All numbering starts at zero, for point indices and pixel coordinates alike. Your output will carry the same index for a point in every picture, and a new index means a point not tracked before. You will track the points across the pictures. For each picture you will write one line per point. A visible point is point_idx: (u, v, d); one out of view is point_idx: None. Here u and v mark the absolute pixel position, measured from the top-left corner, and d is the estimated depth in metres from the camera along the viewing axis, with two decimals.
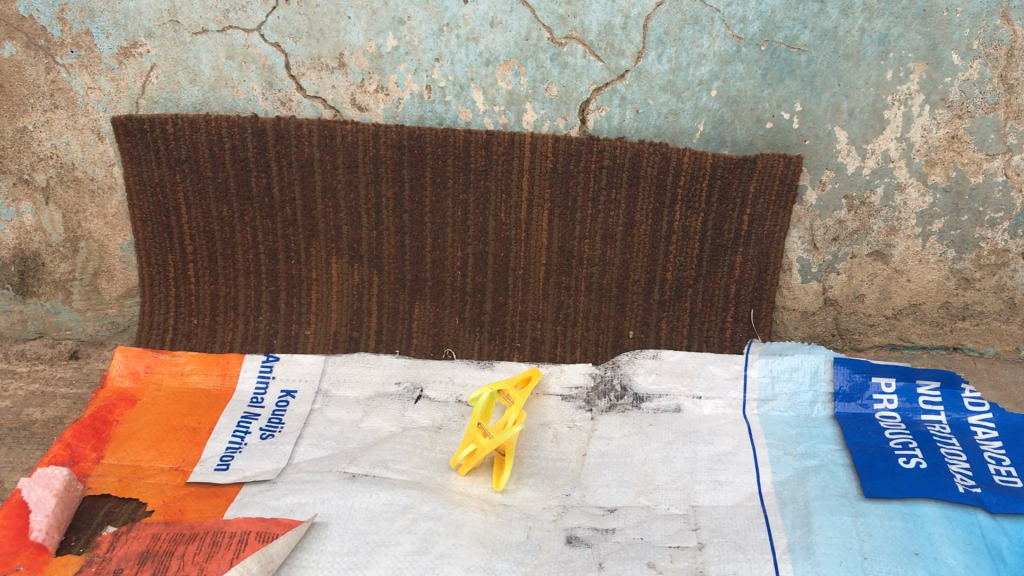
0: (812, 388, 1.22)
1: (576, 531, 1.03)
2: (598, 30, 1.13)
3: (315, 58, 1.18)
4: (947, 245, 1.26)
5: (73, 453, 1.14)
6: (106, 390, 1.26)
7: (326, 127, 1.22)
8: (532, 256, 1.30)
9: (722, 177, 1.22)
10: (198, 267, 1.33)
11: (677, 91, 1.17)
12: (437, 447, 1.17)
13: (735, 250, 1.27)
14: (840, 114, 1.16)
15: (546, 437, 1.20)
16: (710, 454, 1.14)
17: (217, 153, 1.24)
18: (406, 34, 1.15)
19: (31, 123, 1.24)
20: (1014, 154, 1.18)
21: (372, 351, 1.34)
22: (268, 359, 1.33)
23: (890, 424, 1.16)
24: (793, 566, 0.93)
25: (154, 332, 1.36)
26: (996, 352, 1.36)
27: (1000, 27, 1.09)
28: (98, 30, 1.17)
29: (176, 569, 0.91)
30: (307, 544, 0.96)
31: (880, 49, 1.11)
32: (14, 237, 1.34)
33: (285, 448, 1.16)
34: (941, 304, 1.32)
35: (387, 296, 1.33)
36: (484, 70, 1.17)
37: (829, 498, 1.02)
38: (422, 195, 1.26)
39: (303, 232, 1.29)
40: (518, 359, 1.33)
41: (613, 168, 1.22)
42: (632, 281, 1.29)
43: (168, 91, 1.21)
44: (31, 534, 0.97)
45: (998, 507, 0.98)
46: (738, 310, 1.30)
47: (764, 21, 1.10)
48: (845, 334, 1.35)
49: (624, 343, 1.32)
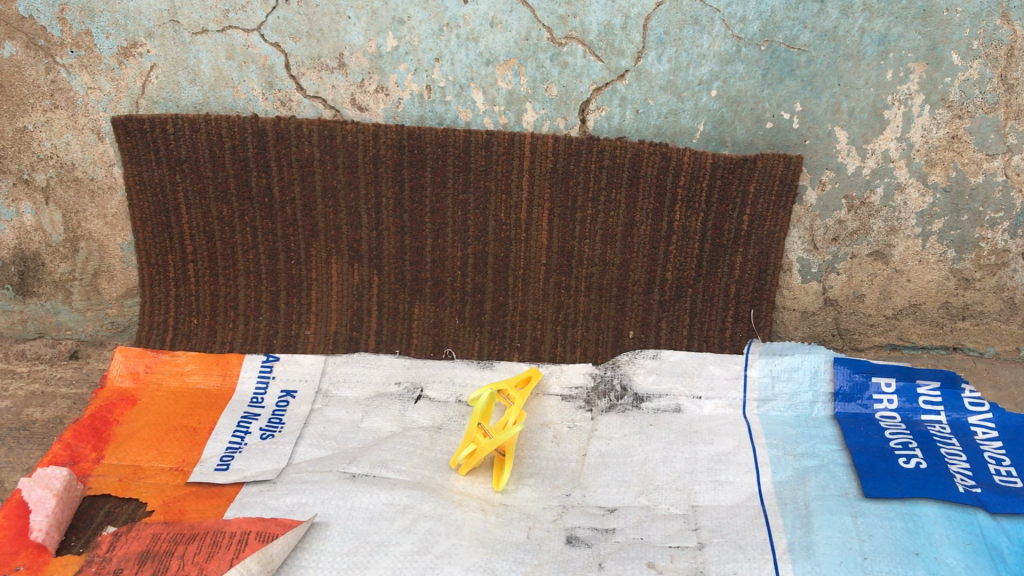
0: (812, 388, 1.22)
1: (576, 531, 1.03)
2: (598, 30, 1.13)
3: (315, 58, 1.18)
4: (948, 245, 1.26)
5: (73, 453, 1.14)
6: (106, 390, 1.26)
7: (326, 127, 1.22)
8: (532, 256, 1.30)
9: (721, 177, 1.22)
10: (198, 267, 1.33)
11: (677, 91, 1.17)
12: (437, 447, 1.17)
13: (735, 250, 1.27)
14: (840, 114, 1.16)
15: (546, 437, 1.20)
16: (710, 454, 1.14)
17: (217, 153, 1.24)
18: (406, 34, 1.15)
19: (31, 123, 1.24)
20: (1014, 154, 1.18)
21: (372, 352, 1.34)
22: (269, 359, 1.33)
23: (890, 425, 1.16)
24: (793, 566, 0.93)
25: (154, 332, 1.36)
26: (996, 352, 1.36)
27: (1000, 27, 1.09)
28: (98, 31, 1.17)
29: (176, 569, 0.91)
30: (307, 544, 0.96)
31: (880, 49, 1.11)
32: (14, 237, 1.34)
33: (285, 448, 1.16)
34: (941, 304, 1.32)
35: (388, 297, 1.33)
36: (484, 70, 1.17)
37: (829, 498, 1.03)
38: (422, 194, 1.26)
39: (302, 232, 1.29)
40: (518, 360, 1.33)
41: (613, 168, 1.22)
42: (632, 281, 1.29)
43: (168, 91, 1.21)
44: (32, 534, 0.97)
45: (997, 507, 0.98)
46: (738, 310, 1.30)
47: (764, 21, 1.10)
48: (844, 334, 1.35)
49: (624, 343, 1.32)
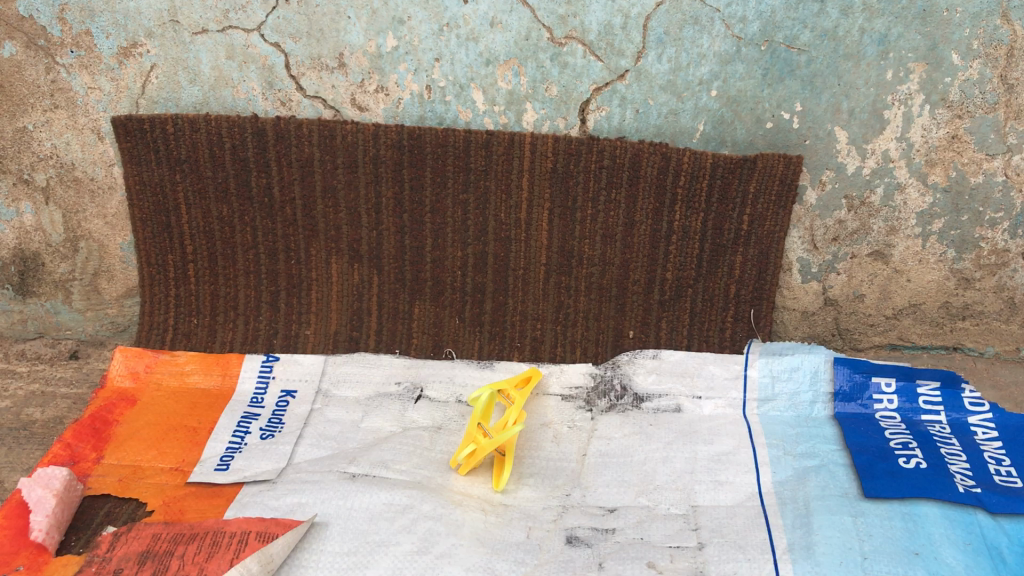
0: (812, 388, 1.22)
1: (576, 531, 1.03)
2: (598, 30, 1.13)
3: (315, 58, 1.18)
4: (948, 245, 1.26)
5: (73, 453, 1.13)
6: (106, 390, 1.26)
7: (326, 127, 1.22)
8: (532, 256, 1.30)
9: (721, 177, 1.22)
10: (198, 267, 1.33)
11: (677, 91, 1.17)
12: (437, 447, 1.17)
13: (735, 250, 1.27)
14: (840, 113, 1.16)
15: (546, 437, 1.20)
16: (710, 454, 1.14)
17: (217, 153, 1.24)
18: (406, 34, 1.15)
19: (31, 123, 1.24)
20: (1014, 154, 1.18)
21: (372, 352, 1.34)
22: (268, 359, 1.33)
23: (890, 424, 1.16)
24: (793, 566, 0.93)
25: (154, 332, 1.36)
26: (996, 352, 1.36)
27: (1000, 26, 1.09)
28: (98, 31, 1.17)
29: (176, 569, 0.91)
30: (307, 544, 0.96)
31: (880, 49, 1.11)
32: (14, 237, 1.34)
33: (285, 448, 1.16)
34: (941, 304, 1.32)
35: (388, 297, 1.33)
36: (484, 70, 1.17)
37: (829, 498, 1.03)
38: (422, 194, 1.26)
39: (303, 232, 1.29)
40: (518, 360, 1.33)
41: (613, 168, 1.22)
42: (632, 281, 1.29)
43: (168, 91, 1.21)
44: (32, 534, 0.97)
45: (997, 507, 0.98)
46: (739, 310, 1.30)
47: (764, 21, 1.10)
48: (845, 334, 1.35)
49: (624, 343, 1.32)
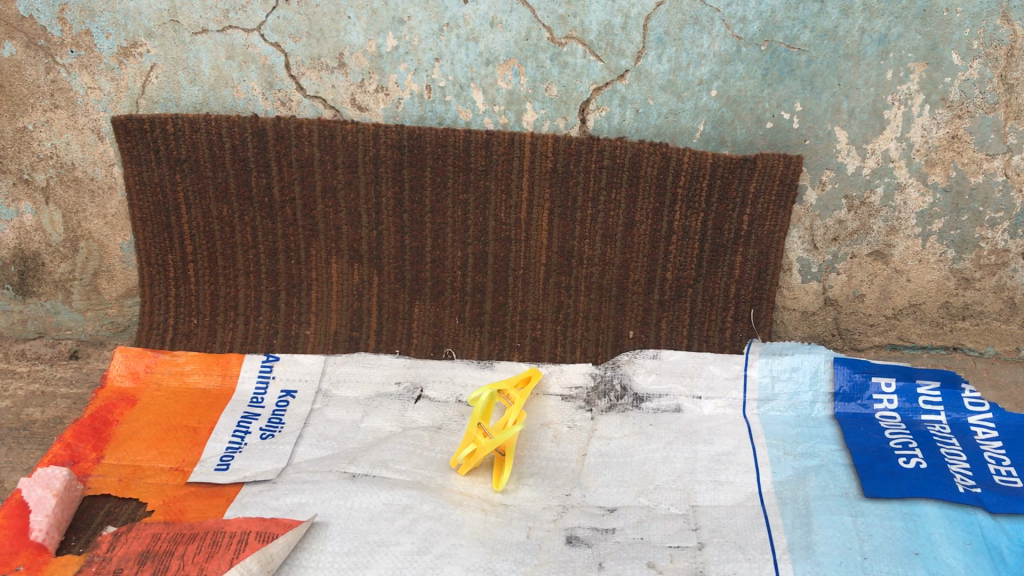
0: (812, 388, 1.22)
1: (576, 531, 1.03)
2: (598, 30, 1.13)
3: (315, 58, 1.18)
4: (948, 245, 1.26)
5: (73, 453, 1.13)
6: (106, 390, 1.26)
7: (326, 127, 1.22)
8: (532, 256, 1.30)
9: (722, 177, 1.22)
10: (198, 267, 1.33)
11: (676, 91, 1.17)
12: (437, 447, 1.17)
13: (735, 250, 1.27)
14: (840, 113, 1.16)
15: (546, 437, 1.20)
16: (710, 454, 1.14)
17: (217, 153, 1.24)
18: (406, 34, 1.15)
19: (31, 123, 1.24)
20: (1014, 154, 1.18)
21: (372, 352, 1.34)
22: (268, 359, 1.33)
23: (890, 424, 1.16)
24: (793, 566, 0.93)
25: (154, 332, 1.36)
26: (995, 352, 1.36)
27: (1000, 27, 1.09)
28: (98, 30, 1.17)
29: (175, 569, 0.91)
30: (307, 544, 0.96)
31: (880, 49, 1.11)
32: (14, 237, 1.34)
33: (285, 447, 1.16)
34: (941, 304, 1.32)
35: (388, 297, 1.33)
36: (484, 70, 1.17)
37: (829, 498, 1.03)
38: (422, 195, 1.26)
39: (303, 232, 1.29)
40: (518, 360, 1.33)
41: (613, 168, 1.22)
42: (632, 281, 1.29)
43: (168, 92, 1.21)
44: (31, 534, 0.97)
45: (997, 507, 0.98)
46: (739, 310, 1.30)
47: (764, 21, 1.10)
48: (845, 334, 1.35)
49: (624, 343, 1.32)
